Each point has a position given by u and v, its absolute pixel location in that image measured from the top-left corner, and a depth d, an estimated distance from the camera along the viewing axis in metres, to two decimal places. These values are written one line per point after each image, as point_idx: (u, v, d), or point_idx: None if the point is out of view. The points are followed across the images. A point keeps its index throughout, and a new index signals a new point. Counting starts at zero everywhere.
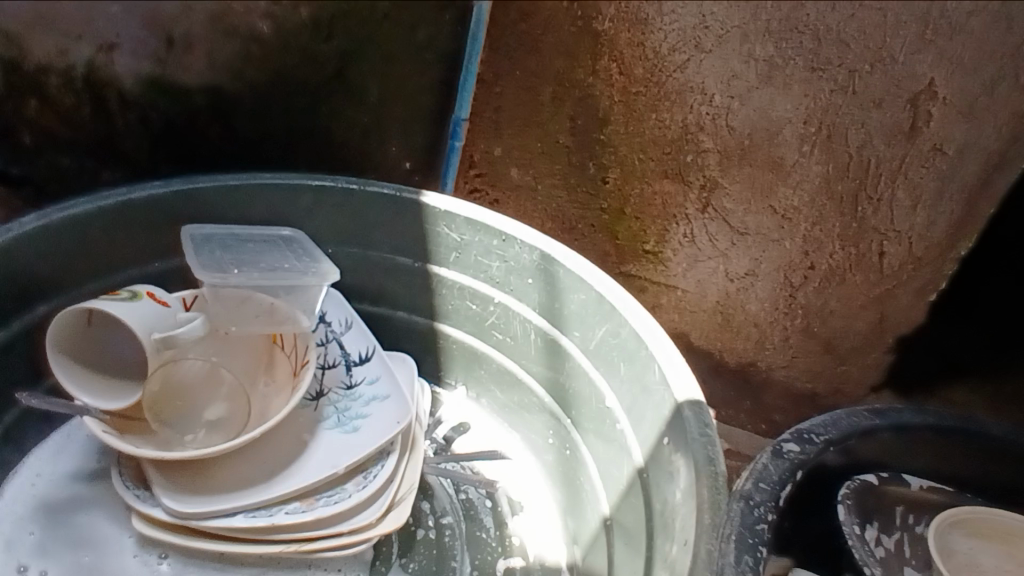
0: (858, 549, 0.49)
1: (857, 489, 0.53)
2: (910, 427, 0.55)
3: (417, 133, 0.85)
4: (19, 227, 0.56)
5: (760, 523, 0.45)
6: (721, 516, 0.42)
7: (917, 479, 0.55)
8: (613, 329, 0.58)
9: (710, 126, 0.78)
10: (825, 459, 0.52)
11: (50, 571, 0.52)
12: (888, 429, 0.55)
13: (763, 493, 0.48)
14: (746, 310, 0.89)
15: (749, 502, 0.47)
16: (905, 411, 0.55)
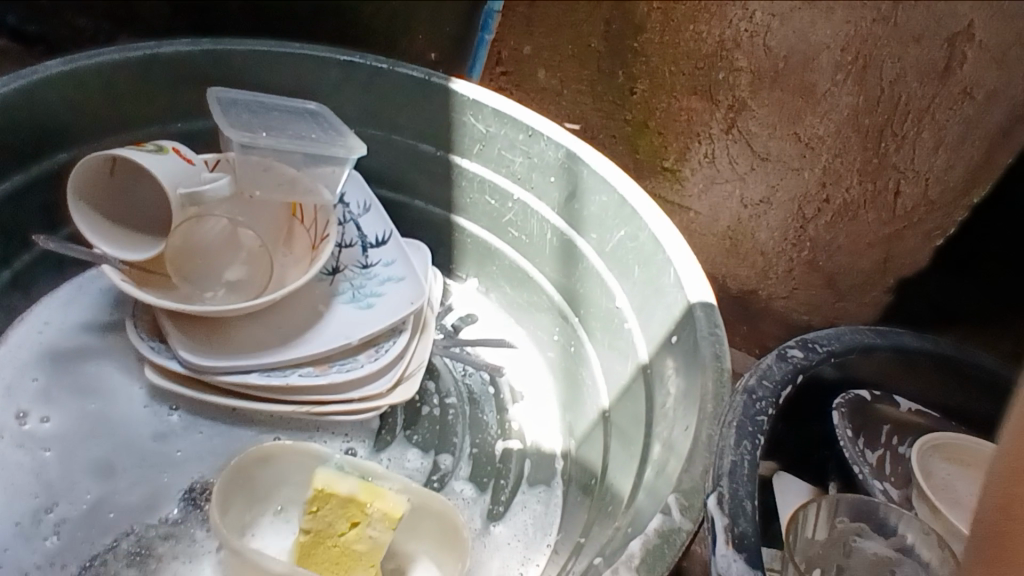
0: (849, 449, 0.57)
1: (851, 402, 0.59)
2: (911, 351, 0.58)
3: (445, 22, 0.84)
4: (45, 69, 0.55)
5: (761, 414, 0.48)
6: (723, 405, 0.45)
7: (908, 402, 0.60)
8: (632, 233, 0.59)
9: (746, 44, 0.77)
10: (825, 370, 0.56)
11: (53, 417, 0.52)
12: (888, 350, 0.58)
13: (765, 389, 0.50)
14: (756, 238, 0.90)
15: (753, 396, 0.49)
16: (907, 336, 0.58)
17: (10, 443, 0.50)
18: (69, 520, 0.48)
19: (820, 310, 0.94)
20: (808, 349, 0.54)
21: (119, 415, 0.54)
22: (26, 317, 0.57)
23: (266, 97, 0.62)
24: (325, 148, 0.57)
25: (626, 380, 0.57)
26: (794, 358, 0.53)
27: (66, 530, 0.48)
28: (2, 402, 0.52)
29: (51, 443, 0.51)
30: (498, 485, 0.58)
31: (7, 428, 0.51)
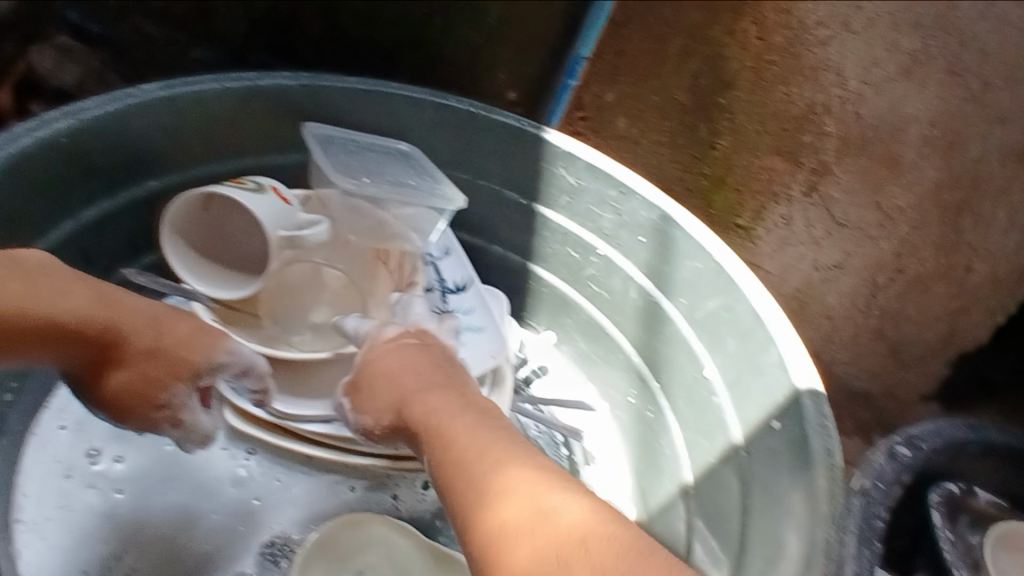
0: (948, 551, 0.57)
1: (944, 497, 0.58)
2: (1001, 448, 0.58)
3: (529, 65, 0.83)
4: (143, 94, 0.54)
5: (876, 520, 0.54)
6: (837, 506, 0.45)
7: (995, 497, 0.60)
8: (727, 303, 0.57)
9: (837, 109, 0.76)
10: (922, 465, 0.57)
11: (126, 457, 0.52)
12: (978, 444, 0.59)
13: (877, 492, 0.55)
14: (823, 302, 0.85)
15: (867, 500, 0.55)
16: (1001, 432, 0.59)
17: (81, 484, 0.50)
18: (139, 569, 0.47)
19: None
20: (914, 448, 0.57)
21: (190, 459, 0.53)
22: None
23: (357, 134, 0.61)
24: (423, 199, 0.56)
25: (714, 459, 0.56)
26: (895, 456, 0.57)
27: None
28: (74, 436, 0.52)
29: (122, 485, 0.51)
30: None
31: (78, 467, 0.51)
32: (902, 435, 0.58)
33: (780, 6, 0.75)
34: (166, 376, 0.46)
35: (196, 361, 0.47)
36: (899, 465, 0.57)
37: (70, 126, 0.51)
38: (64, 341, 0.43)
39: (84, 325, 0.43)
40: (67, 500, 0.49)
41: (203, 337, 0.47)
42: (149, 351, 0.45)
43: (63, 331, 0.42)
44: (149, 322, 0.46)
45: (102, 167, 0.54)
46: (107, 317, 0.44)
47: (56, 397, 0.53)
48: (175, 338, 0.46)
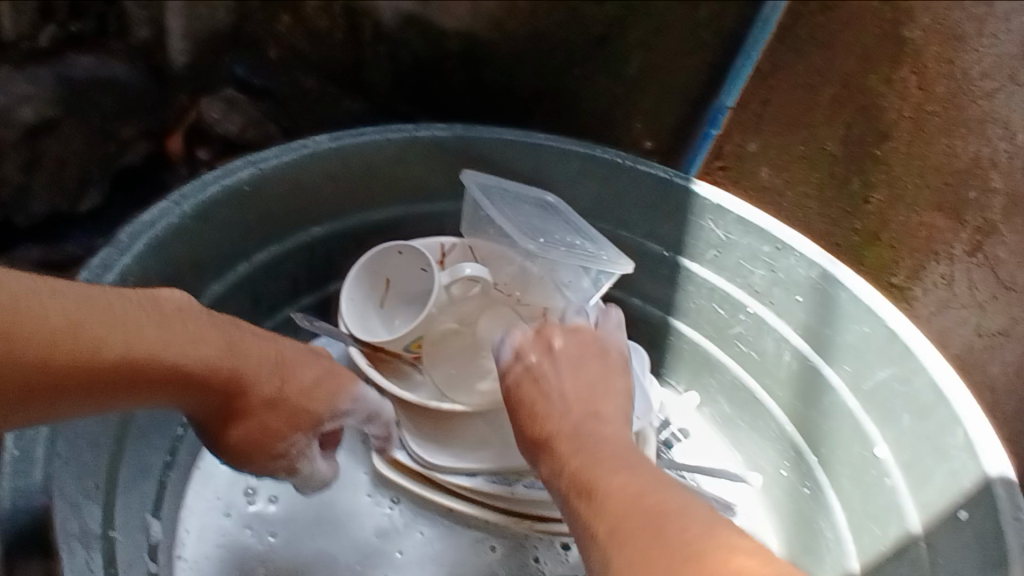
0: None
1: None
2: None
3: (666, 115, 0.83)
4: (315, 146, 0.56)
5: None
6: None
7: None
8: (902, 374, 0.53)
9: (1007, 164, 0.68)
10: None
11: (279, 497, 0.54)
12: None
13: None
14: (986, 373, 0.68)
15: None
16: None
17: (239, 524, 0.53)
18: None
19: None
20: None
21: (339, 504, 0.55)
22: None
23: (509, 182, 0.59)
24: (591, 256, 0.56)
25: (886, 547, 0.51)
26: None
27: None
28: (235, 474, 0.55)
29: (275, 527, 0.53)
30: None
31: (237, 506, 0.54)
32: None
33: (941, 56, 0.74)
34: (287, 426, 0.44)
35: (317, 412, 0.45)
36: None
37: (252, 175, 0.54)
38: (187, 385, 0.40)
39: (206, 373, 0.40)
40: (227, 539, 0.52)
41: (327, 386, 0.46)
42: (271, 402, 0.43)
43: (185, 377, 0.40)
44: (274, 370, 0.43)
45: (276, 214, 0.57)
46: (229, 365, 0.41)
47: None
48: (299, 387, 0.44)
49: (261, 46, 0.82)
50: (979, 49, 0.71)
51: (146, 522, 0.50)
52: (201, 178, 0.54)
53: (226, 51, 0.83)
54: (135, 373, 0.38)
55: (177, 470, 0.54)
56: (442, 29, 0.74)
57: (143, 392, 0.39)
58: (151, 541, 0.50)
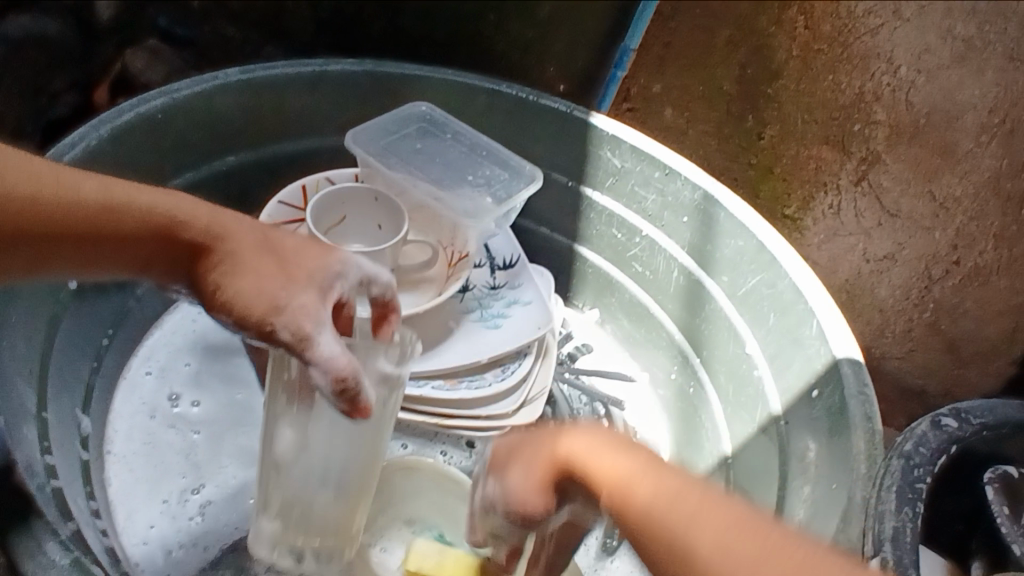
0: (1006, 526, 0.55)
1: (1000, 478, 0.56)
2: None
3: (577, 58, 0.88)
4: (225, 77, 0.60)
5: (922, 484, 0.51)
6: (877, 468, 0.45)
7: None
8: (769, 280, 0.58)
9: (887, 97, 0.76)
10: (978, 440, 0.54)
11: (201, 401, 0.61)
12: None
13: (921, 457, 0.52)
14: (874, 295, 0.87)
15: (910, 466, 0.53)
16: None
17: (164, 424, 0.59)
18: (213, 502, 0.55)
19: (938, 374, 0.89)
20: (961, 418, 0.54)
21: (258, 406, 0.61)
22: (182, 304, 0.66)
23: (385, 116, 0.64)
24: (501, 172, 0.64)
25: (753, 429, 0.57)
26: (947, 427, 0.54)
27: (210, 512, 0.55)
28: (158, 381, 0.61)
29: (199, 426, 0.59)
30: None
31: (161, 409, 0.60)
32: (947, 407, 0.55)
33: None
34: (267, 286, 0.46)
35: (300, 268, 0.47)
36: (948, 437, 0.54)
37: (167, 103, 0.58)
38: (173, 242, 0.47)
39: (184, 220, 0.47)
40: (152, 437, 0.58)
41: (308, 251, 0.48)
42: (254, 247, 0.47)
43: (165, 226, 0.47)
44: (255, 233, 0.48)
45: (195, 145, 0.61)
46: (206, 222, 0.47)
47: (142, 347, 0.63)
48: (284, 243, 0.48)
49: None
50: None
51: (76, 417, 0.55)
52: (116, 107, 0.57)
53: (151, 3, 0.90)
54: (122, 221, 0.46)
55: (105, 377, 0.60)
56: None
57: (139, 245, 0.47)
58: (81, 433, 0.55)
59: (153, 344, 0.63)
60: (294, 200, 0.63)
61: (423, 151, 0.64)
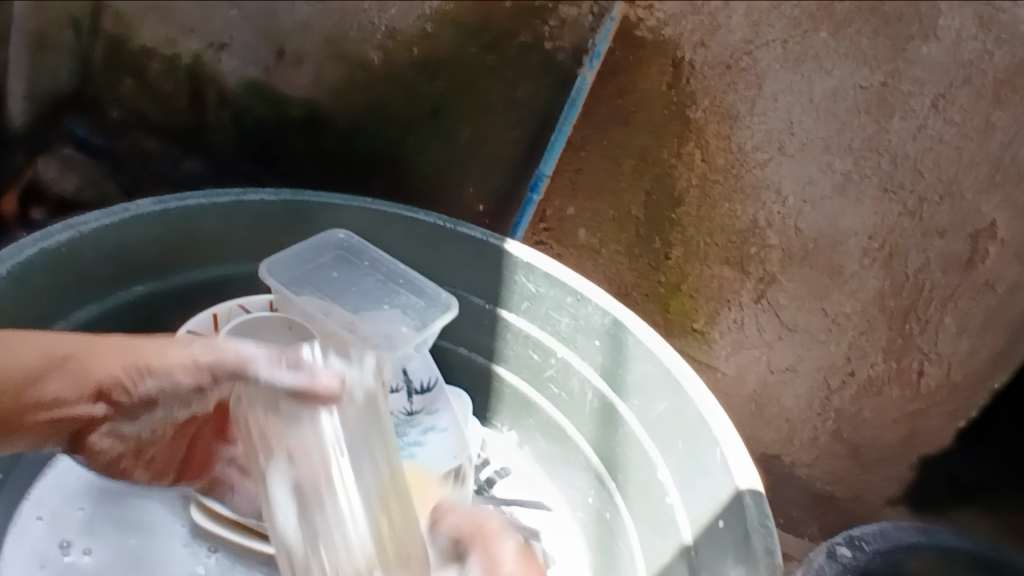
0: None
1: None
2: (951, 549, 0.65)
3: (495, 177, 0.91)
4: (138, 209, 0.61)
5: None
6: None
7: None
8: (676, 406, 0.60)
9: (778, 224, 0.83)
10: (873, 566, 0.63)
11: (94, 548, 0.59)
12: (930, 547, 0.65)
13: None
14: (780, 403, 0.92)
15: None
16: (948, 535, 0.65)
17: (54, 573, 0.57)
18: None
19: (844, 480, 0.94)
20: (855, 548, 0.62)
21: (158, 552, 0.60)
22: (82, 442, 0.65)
23: (299, 244, 0.65)
24: (416, 299, 0.65)
25: (667, 558, 0.58)
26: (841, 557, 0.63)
27: None
28: (49, 529, 0.59)
29: None
30: None
31: (52, 558, 0.58)
32: (844, 536, 0.63)
33: (721, 132, 0.81)
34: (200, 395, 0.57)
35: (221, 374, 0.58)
36: (843, 567, 0.62)
37: (71, 239, 0.58)
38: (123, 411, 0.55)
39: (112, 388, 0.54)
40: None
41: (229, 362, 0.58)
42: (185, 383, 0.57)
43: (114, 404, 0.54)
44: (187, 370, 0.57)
45: (98, 279, 0.61)
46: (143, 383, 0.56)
47: (33, 491, 0.61)
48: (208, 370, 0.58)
49: (105, 109, 0.93)
50: (750, 126, 0.80)
51: None
52: (17, 242, 0.56)
53: (66, 113, 0.94)
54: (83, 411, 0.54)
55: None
56: (285, 96, 0.90)
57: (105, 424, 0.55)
58: None
59: (45, 487, 0.61)
60: (203, 327, 0.62)
61: (339, 281, 0.66)
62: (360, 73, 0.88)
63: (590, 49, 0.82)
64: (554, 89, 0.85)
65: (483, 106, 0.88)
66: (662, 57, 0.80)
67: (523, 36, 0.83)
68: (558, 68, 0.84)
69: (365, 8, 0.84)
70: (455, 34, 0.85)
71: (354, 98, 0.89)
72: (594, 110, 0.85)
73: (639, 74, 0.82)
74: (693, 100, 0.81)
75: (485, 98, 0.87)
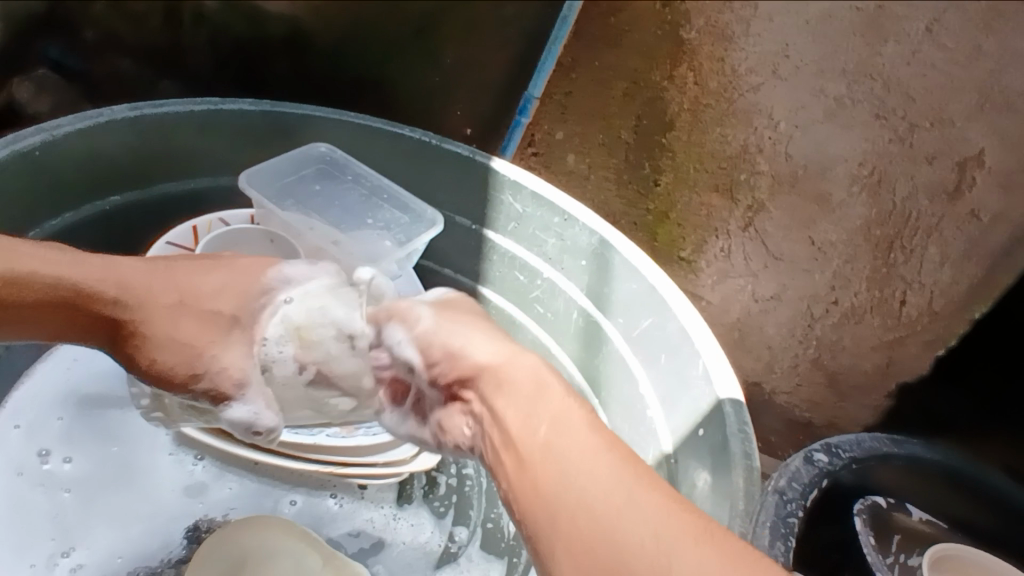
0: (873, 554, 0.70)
1: (869, 506, 0.73)
2: (920, 458, 0.74)
3: (482, 103, 0.91)
4: (111, 115, 0.62)
5: (789, 516, 0.66)
6: (755, 505, 0.48)
7: (918, 511, 0.76)
8: (659, 322, 0.61)
9: (769, 150, 0.82)
10: (847, 471, 0.71)
11: (74, 457, 0.60)
12: (902, 457, 0.74)
13: (793, 491, 0.68)
14: (763, 331, 0.93)
15: (783, 496, 0.67)
16: (921, 448, 0.74)
17: (31, 482, 0.58)
18: (85, 565, 0.55)
19: (822, 408, 0.96)
20: (831, 454, 0.71)
21: (141, 460, 0.61)
22: (57, 352, 0.66)
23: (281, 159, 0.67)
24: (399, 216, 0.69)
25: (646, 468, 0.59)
26: (818, 461, 0.71)
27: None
28: (29, 436, 0.60)
29: (70, 485, 0.58)
30: (513, 562, 0.60)
31: (29, 466, 0.58)
32: (821, 444, 0.72)
33: (714, 53, 0.79)
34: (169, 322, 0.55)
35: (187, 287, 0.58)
36: (820, 470, 0.70)
37: (48, 141, 0.59)
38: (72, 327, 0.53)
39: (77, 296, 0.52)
40: (19, 497, 0.57)
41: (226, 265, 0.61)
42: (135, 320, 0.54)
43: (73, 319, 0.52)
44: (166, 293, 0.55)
45: (72, 185, 0.63)
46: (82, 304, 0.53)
47: (11, 402, 0.62)
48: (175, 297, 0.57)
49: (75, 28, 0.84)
50: (744, 48, 0.78)
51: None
52: None
53: (39, 34, 0.84)
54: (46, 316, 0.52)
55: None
56: (265, 12, 0.84)
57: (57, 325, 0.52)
58: None
59: (22, 397, 0.62)
60: (183, 240, 0.64)
61: (320, 195, 0.69)
62: None
63: None
64: (547, 8, 0.83)
65: (473, 24, 0.85)
66: None
67: None
68: None
69: None
70: None
71: (336, 16, 0.85)
72: (587, 30, 0.84)
73: None
74: (687, 21, 0.79)
75: (475, 17, 0.85)
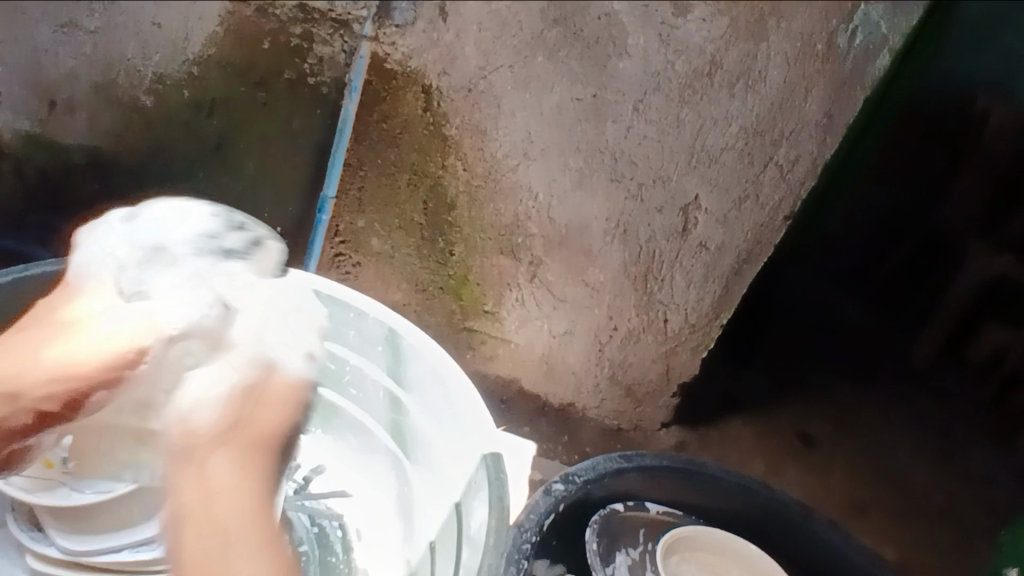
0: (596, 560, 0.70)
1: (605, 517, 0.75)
2: (649, 466, 0.80)
3: (287, 205, 1.03)
4: None
5: (525, 544, 0.68)
6: (499, 536, 0.65)
7: (656, 506, 0.80)
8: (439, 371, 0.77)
9: (536, 217, 0.98)
10: (588, 492, 0.77)
11: None
12: (634, 469, 0.80)
13: (532, 521, 0.71)
14: (565, 360, 1.12)
15: (522, 528, 0.70)
16: (646, 456, 0.81)
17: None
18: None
19: (625, 414, 1.17)
20: (567, 481, 0.75)
21: None
22: None
23: None
24: None
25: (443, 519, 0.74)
26: (557, 490, 0.75)
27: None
28: None
29: None
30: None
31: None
32: (558, 474, 0.76)
33: (475, 144, 0.94)
34: None
35: None
36: (558, 498, 0.74)
37: None
38: None
39: None
40: None
41: None
42: None
43: None
44: None
45: None
46: None
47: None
48: None
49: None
50: (497, 138, 0.93)
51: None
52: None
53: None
54: None
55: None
56: (66, 145, 0.92)
57: None
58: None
59: None
60: None
61: None
62: (135, 116, 0.92)
63: (348, 83, 0.92)
64: (325, 119, 0.95)
65: (262, 137, 0.97)
66: (413, 85, 0.91)
67: (286, 73, 0.91)
68: (324, 102, 0.94)
69: (127, 57, 0.88)
70: (220, 73, 0.91)
71: (133, 142, 0.94)
72: (365, 134, 0.96)
73: (397, 101, 0.93)
74: (447, 120, 0.92)
75: (263, 131, 0.96)
